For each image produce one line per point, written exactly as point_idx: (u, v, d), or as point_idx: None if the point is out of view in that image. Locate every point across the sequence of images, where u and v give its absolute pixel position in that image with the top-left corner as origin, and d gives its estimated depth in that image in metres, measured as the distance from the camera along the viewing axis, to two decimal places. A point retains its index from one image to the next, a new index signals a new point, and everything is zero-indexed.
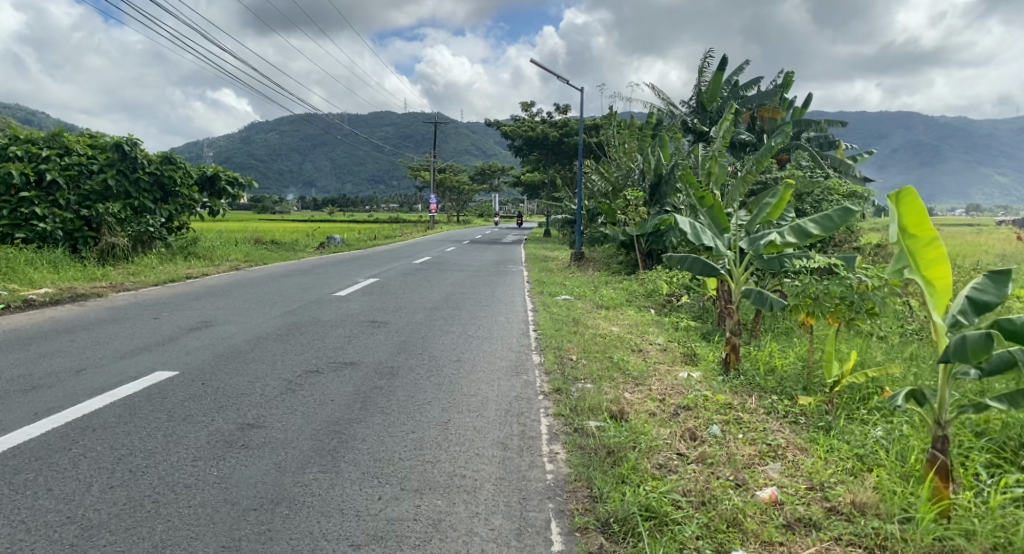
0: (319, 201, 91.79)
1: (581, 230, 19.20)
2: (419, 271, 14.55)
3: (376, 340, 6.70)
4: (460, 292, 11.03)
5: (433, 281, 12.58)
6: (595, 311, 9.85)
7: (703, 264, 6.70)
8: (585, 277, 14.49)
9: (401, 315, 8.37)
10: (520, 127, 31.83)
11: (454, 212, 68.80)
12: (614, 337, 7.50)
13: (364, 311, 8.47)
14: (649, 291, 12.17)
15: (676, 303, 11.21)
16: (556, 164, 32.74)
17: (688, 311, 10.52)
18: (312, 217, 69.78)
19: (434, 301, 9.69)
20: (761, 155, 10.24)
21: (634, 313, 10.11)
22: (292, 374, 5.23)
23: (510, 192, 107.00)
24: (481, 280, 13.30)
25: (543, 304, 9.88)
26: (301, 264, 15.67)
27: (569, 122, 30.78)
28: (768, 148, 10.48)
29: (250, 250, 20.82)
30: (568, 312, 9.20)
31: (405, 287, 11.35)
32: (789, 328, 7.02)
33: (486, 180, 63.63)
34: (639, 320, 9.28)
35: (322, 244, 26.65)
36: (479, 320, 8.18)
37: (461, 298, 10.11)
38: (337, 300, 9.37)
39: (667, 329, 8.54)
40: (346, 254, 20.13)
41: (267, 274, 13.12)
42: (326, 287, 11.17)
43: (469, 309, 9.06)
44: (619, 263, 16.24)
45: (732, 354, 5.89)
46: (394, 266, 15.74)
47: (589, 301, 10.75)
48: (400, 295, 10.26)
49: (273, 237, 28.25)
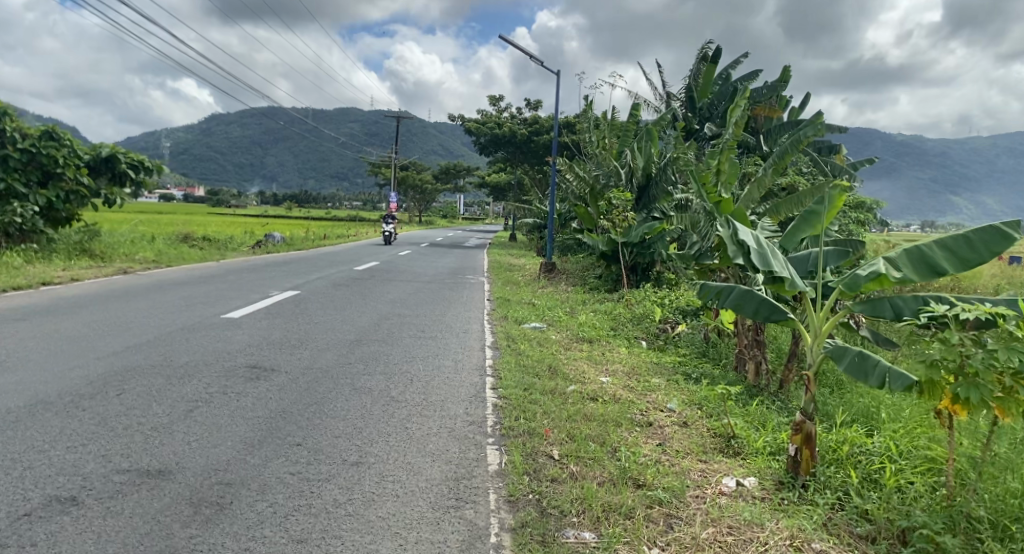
0: (277, 196, 87.78)
1: (552, 235, 16.87)
2: (356, 281, 12.01)
3: (238, 408, 4.20)
4: (399, 314, 8.55)
5: (370, 296, 10.08)
6: (577, 348, 7.50)
7: (771, 307, 4.18)
8: (558, 294, 12.18)
9: (304, 353, 5.89)
10: (486, 123, 29.45)
11: (415, 213, 65.98)
12: (608, 402, 5.15)
13: (251, 346, 5.95)
14: (638, 317, 9.96)
15: (670, 336, 9.10)
16: (524, 164, 30.44)
17: (689, 350, 8.39)
18: (266, 212, 65.99)
19: (359, 329, 7.21)
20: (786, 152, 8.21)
21: (626, 351, 7.81)
22: (15, 507, 2.70)
23: (476, 195, 104.61)
24: (431, 295, 10.84)
25: (505, 336, 7.48)
26: (216, 268, 12.96)
27: (540, 119, 28.59)
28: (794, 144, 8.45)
29: (167, 248, 17.94)
30: (539, 351, 6.82)
31: (330, 305, 8.86)
32: (872, 408, 4.89)
33: (450, 180, 61.03)
34: (635, 364, 6.96)
35: (260, 243, 23.74)
36: (413, 364, 5.74)
37: (398, 325, 7.63)
38: (223, 326, 6.82)
39: (675, 381, 6.27)
40: (280, 256, 17.37)
41: (160, 282, 10.41)
42: (224, 302, 8.56)
43: (406, 344, 6.61)
44: (594, 277, 14.01)
45: (806, 452, 3.77)
46: (329, 273, 13.16)
47: (567, 332, 8.41)
48: (315, 318, 7.79)
49: (207, 233, 25.17)
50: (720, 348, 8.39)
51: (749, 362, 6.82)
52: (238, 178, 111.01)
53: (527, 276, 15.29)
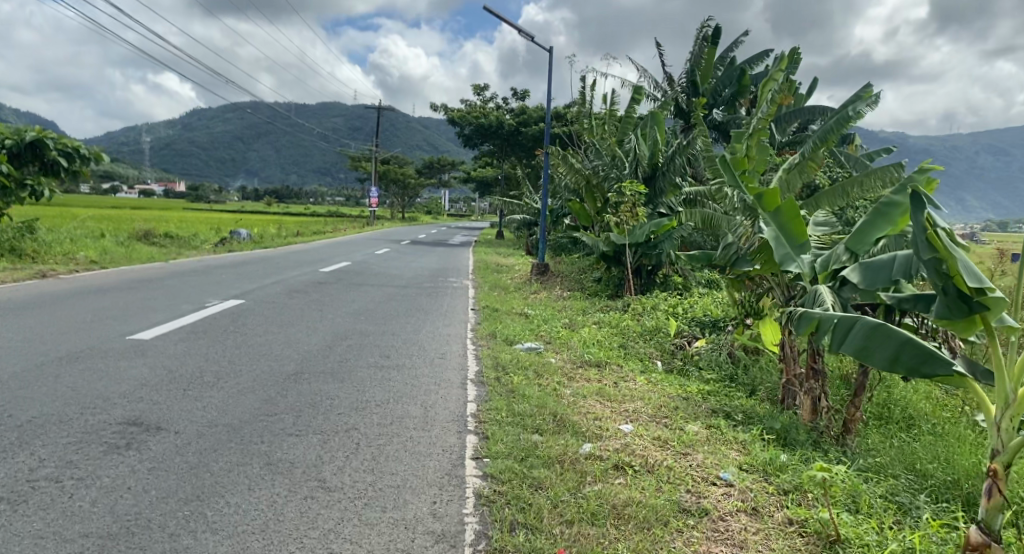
0: (257, 191, 85.46)
1: (544, 235, 15.36)
2: (321, 286, 10.42)
3: (62, 512, 2.61)
4: (362, 331, 6.94)
5: (330, 306, 8.46)
6: (587, 376, 5.95)
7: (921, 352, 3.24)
8: (553, 301, 10.62)
9: (216, 396, 4.28)
10: (472, 114, 27.77)
11: (399, 209, 64.09)
12: (642, 474, 3.62)
13: (145, 385, 4.35)
14: (648, 330, 8.47)
15: (689, 355, 7.64)
16: (511, 158, 28.86)
17: (716, 376, 6.94)
18: (245, 208, 63.93)
19: (304, 356, 5.59)
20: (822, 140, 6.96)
21: (644, 378, 6.28)
22: None
23: (461, 191, 102.72)
24: (405, 304, 9.25)
25: (492, 361, 5.91)
26: (159, 270, 11.28)
27: (527, 110, 27.06)
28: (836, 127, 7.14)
29: (118, 246, 16.16)
30: (535, 384, 5.25)
31: (278, 320, 7.24)
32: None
33: (435, 175, 59.32)
34: (661, 399, 5.42)
35: (226, 239, 22.06)
36: (365, 414, 4.15)
37: (357, 349, 6.04)
38: (122, 352, 5.19)
39: (718, 426, 4.77)
40: (241, 257, 15.67)
41: (82, 288, 8.72)
42: (145, 315, 6.93)
43: (362, 378, 5.01)
44: (593, 280, 12.45)
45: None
46: (290, 276, 11.54)
47: (569, 353, 6.87)
48: (251, 339, 6.17)
49: (169, 229, 23.34)
50: (751, 374, 6.95)
51: (805, 396, 5.38)
52: (218, 173, 108.47)
53: (516, 279, 13.74)
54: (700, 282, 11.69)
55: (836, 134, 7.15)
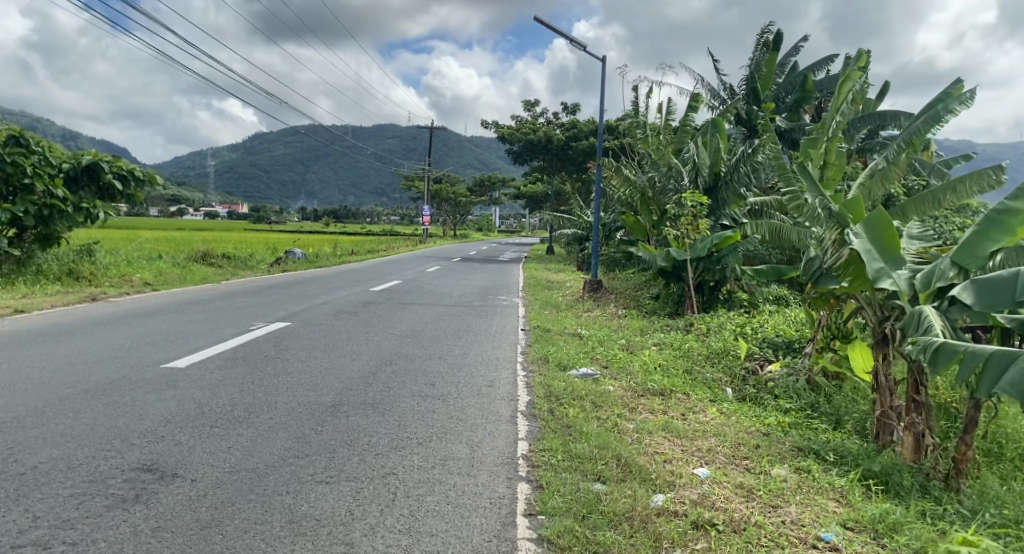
0: (314, 210, 87.73)
1: (596, 250, 14.80)
2: (368, 307, 10.16)
3: None
4: (406, 355, 6.55)
5: (375, 328, 8.12)
6: (652, 409, 5.36)
7: None
8: (608, 320, 10.05)
9: (244, 433, 3.92)
10: (521, 129, 27.47)
11: (450, 226, 64.46)
12: (727, 535, 3.06)
13: (170, 422, 4.02)
14: (714, 353, 7.80)
15: (761, 381, 6.94)
16: (561, 172, 28.43)
17: (795, 405, 6.23)
18: (302, 227, 65.48)
19: (343, 385, 5.21)
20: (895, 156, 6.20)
21: (715, 409, 5.64)
22: None
23: (511, 208, 102.95)
24: (453, 324, 8.84)
25: (546, 390, 5.40)
26: (209, 292, 11.27)
27: (577, 123, 26.65)
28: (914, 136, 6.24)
29: (175, 267, 16.44)
30: (595, 418, 4.72)
31: (320, 344, 6.93)
32: None
33: (485, 192, 59.49)
34: (736, 435, 4.80)
35: (279, 259, 22.33)
36: (403, 454, 3.71)
37: (401, 376, 5.63)
38: (153, 383, 4.92)
39: (809, 470, 4.12)
40: (292, 276, 15.68)
41: (129, 312, 8.67)
42: (186, 340, 6.72)
43: (403, 411, 4.59)
44: (650, 297, 11.81)
45: None
46: (337, 296, 11.35)
47: (630, 380, 6.27)
48: (290, 365, 5.84)
49: (225, 250, 23.83)
50: (835, 402, 6.23)
51: (906, 431, 4.56)
52: (277, 194, 112.06)
53: (568, 296, 13.20)
54: (766, 299, 10.95)
55: (918, 141, 6.24)
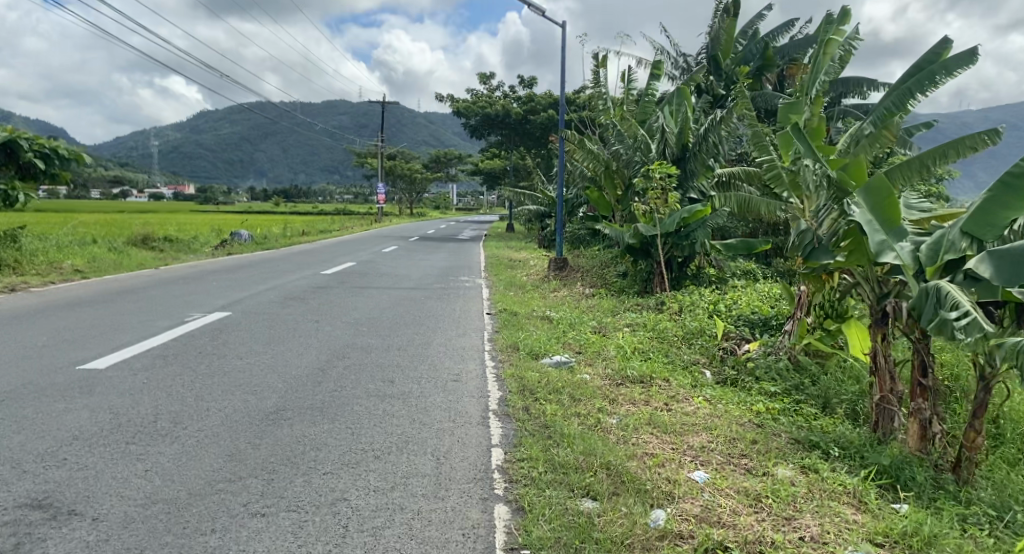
0: (265, 190, 84.91)
1: (560, 227, 14.29)
2: (319, 291, 9.42)
3: None
4: (362, 347, 5.93)
5: (327, 316, 7.45)
6: (633, 400, 4.90)
7: None
8: (577, 301, 9.57)
9: (166, 451, 3.25)
10: (477, 103, 26.61)
11: (406, 205, 63.15)
12: None
13: (74, 439, 3.32)
14: (689, 333, 7.41)
15: (741, 361, 6.59)
16: (519, 147, 27.78)
17: (779, 387, 5.89)
18: (252, 208, 63.28)
19: (289, 385, 4.57)
20: (878, 127, 6.08)
21: (700, 398, 5.23)
22: None
23: (468, 185, 101.65)
24: (412, 309, 8.22)
25: (518, 384, 4.87)
26: (144, 280, 10.30)
27: (534, 97, 25.96)
28: (896, 106, 6.03)
29: (110, 253, 15.29)
30: (575, 415, 4.22)
31: (265, 336, 6.23)
32: None
33: (441, 169, 58.37)
34: (728, 428, 4.37)
35: (225, 242, 21.12)
36: (357, 474, 3.13)
37: (355, 372, 5.01)
38: (63, 390, 4.17)
39: (816, 469, 3.73)
40: (238, 260, 14.70)
41: (50, 304, 7.70)
42: (110, 335, 5.91)
43: (358, 416, 3.99)
44: (618, 275, 11.40)
45: None
46: (286, 281, 10.55)
47: (606, 367, 5.80)
48: (228, 363, 5.16)
49: (166, 233, 22.44)
50: (821, 384, 5.91)
51: (911, 421, 4.25)
52: (226, 173, 108.20)
53: (532, 275, 12.71)
54: (735, 273, 10.68)
55: (902, 111, 6.01)
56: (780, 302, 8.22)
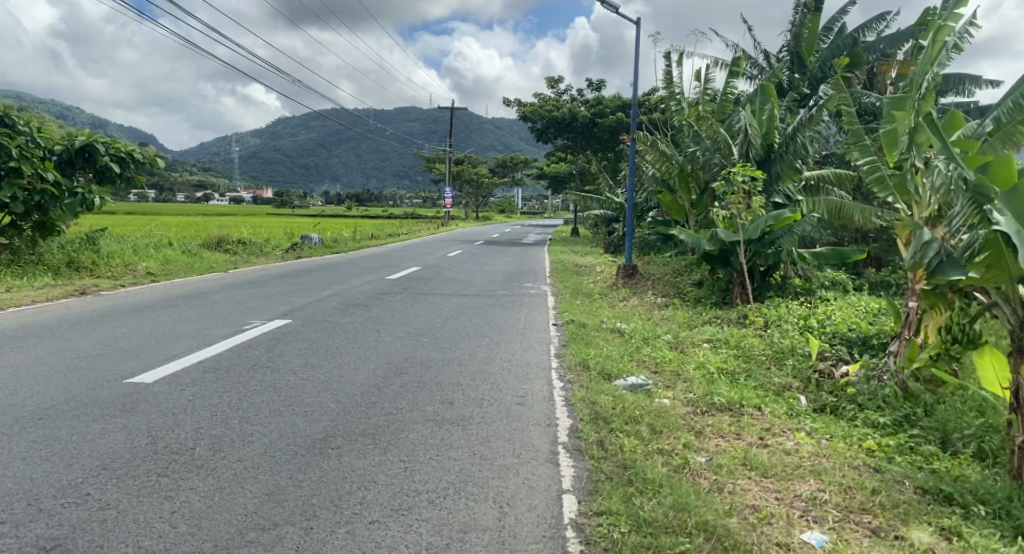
0: (335, 195, 87.34)
1: (631, 233, 13.65)
2: (381, 298, 9.19)
3: None
4: (420, 362, 5.55)
5: (386, 325, 7.14)
6: (721, 432, 4.27)
7: None
8: (648, 311, 8.96)
9: (197, 488, 2.99)
10: (544, 105, 26.20)
11: (472, 208, 63.43)
12: None
13: (103, 469, 3.13)
14: (778, 351, 6.68)
15: (840, 386, 5.83)
16: (586, 150, 27.15)
17: (889, 417, 5.10)
18: (324, 211, 64.99)
19: (341, 407, 4.22)
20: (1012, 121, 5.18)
21: (800, 432, 4.53)
22: None
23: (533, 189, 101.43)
24: (474, 319, 7.82)
25: (591, 411, 4.35)
26: (212, 284, 10.40)
27: (603, 98, 25.31)
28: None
29: (184, 255, 15.67)
30: (659, 454, 3.65)
31: (320, 347, 5.96)
32: None
33: (507, 173, 58.28)
34: (840, 471, 3.69)
35: (296, 245, 21.53)
36: (407, 525, 2.71)
37: (410, 391, 4.62)
38: (107, 407, 3.99)
39: (960, 528, 3.03)
40: (306, 264, 14.81)
41: (117, 308, 7.78)
42: (167, 343, 5.80)
43: (412, 445, 3.58)
44: (693, 284, 10.68)
45: None
46: (349, 287, 10.40)
47: (688, 391, 5.18)
48: (279, 378, 4.87)
49: (241, 236, 23.14)
50: (941, 415, 5.08)
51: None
52: (300, 178, 112.10)
53: (600, 283, 12.13)
54: (824, 285, 9.84)
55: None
56: (880, 318, 7.34)
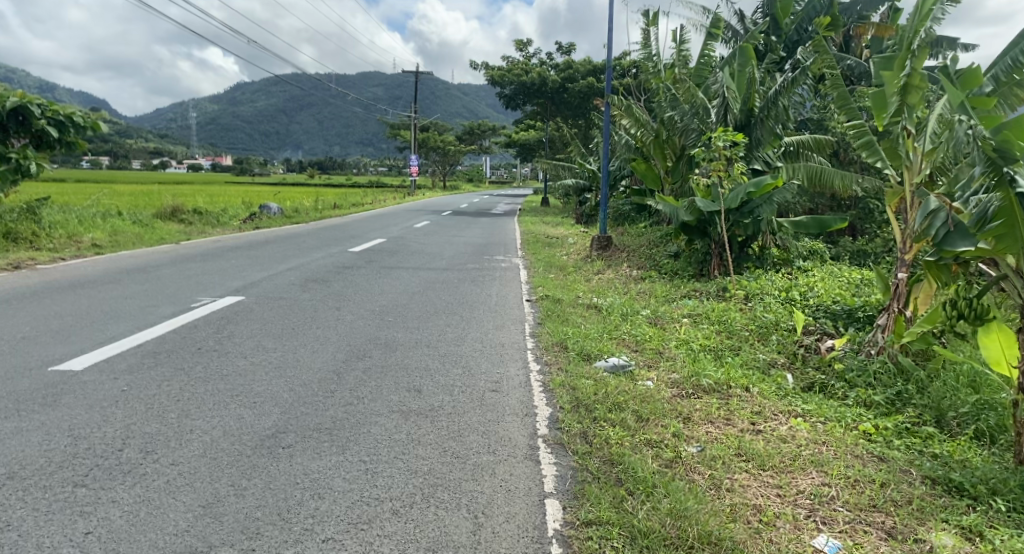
0: (298, 163, 85.06)
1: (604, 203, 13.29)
2: (344, 271, 8.69)
3: None
4: (385, 342, 5.13)
5: (348, 302, 6.68)
6: (711, 417, 3.99)
7: None
8: (624, 285, 8.66)
9: (121, 500, 2.55)
10: (513, 70, 25.49)
11: (439, 177, 62.41)
12: None
13: (8, 478, 2.66)
14: (761, 326, 6.44)
15: (826, 363, 5.62)
16: (555, 117, 26.59)
17: (879, 396, 4.89)
18: (286, 180, 63.14)
19: (295, 397, 3.78)
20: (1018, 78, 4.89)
21: (794, 416, 4.28)
22: None
23: (501, 157, 100.32)
24: (443, 295, 7.40)
25: (572, 397, 4.01)
26: (161, 256, 9.74)
27: (573, 64, 24.71)
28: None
29: (134, 226, 14.80)
30: (648, 447, 3.34)
31: (276, 327, 5.49)
32: None
33: (474, 141, 57.30)
34: (840, 461, 3.43)
35: (255, 214, 20.67)
36: (369, 544, 2.33)
37: (374, 378, 4.21)
38: (24, 400, 3.50)
39: (981, 528, 2.78)
40: (265, 235, 14.14)
41: (53, 284, 7.14)
42: (104, 324, 5.26)
43: (374, 441, 3.19)
44: (669, 255, 10.41)
45: None
46: (310, 259, 9.87)
47: (673, 371, 4.88)
48: (228, 364, 4.40)
49: (197, 205, 22.17)
50: (932, 394, 4.90)
51: None
52: (262, 146, 108.85)
53: (572, 254, 11.80)
54: (801, 255, 9.67)
55: None
56: (861, 291, 7.17)
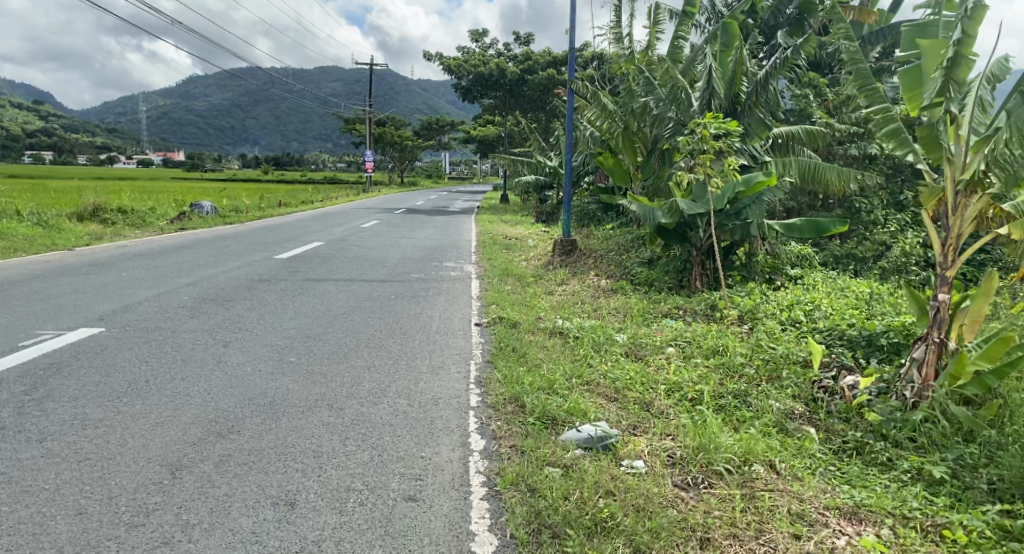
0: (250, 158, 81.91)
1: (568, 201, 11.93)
2: (257, 287, 7.15)
3: None
4: (270, 403, 3.66)
5: (244, 332, 5.17)
6: (739, 534, 2.65)
7: None
8: (593, 300, 7.29)
9: None
10: (469, 60, 23.99)
11: (396, 174, 60.65)
12: None
13: None
14: (765, 359, 5.14)
15: (856, 410, 4.34)
16: (515, 111, 25.30)
17: (941, 465, 3.64)
18: (235, 175, 60.44)
19: (70, 534, 2.24)
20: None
21: (849, 517, 2.97)
22: None
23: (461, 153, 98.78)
24: (372, 319, 5.94)
25: (529, 509, 2.62)
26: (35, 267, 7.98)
27: (531, 54, 23.37)
28: None
29: (33, 228, 12.78)
30: None
31: (126, 375, 3.96)
32: None
33: (433, 136, 55.72)
34: None
35: (187, 213, 18.77)
36: None
37: (228, 477, 2.75)
38: None
39: None
40: (184, 237, 12.41)
41: None
42: None
43: None
44: (643, 262, 9.12)
45: None
46: (223, 270, 8.26)
47: (669, 441, 3.53)
48: (2, 459, 2.75)
49: (123, 202, 20.10)
50: (1005, 457, 3.69)
51: None
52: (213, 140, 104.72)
53: (532, 261, 10.42)
54: (791, 262, 8.50)
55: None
56: (876, 310, 5.99)
